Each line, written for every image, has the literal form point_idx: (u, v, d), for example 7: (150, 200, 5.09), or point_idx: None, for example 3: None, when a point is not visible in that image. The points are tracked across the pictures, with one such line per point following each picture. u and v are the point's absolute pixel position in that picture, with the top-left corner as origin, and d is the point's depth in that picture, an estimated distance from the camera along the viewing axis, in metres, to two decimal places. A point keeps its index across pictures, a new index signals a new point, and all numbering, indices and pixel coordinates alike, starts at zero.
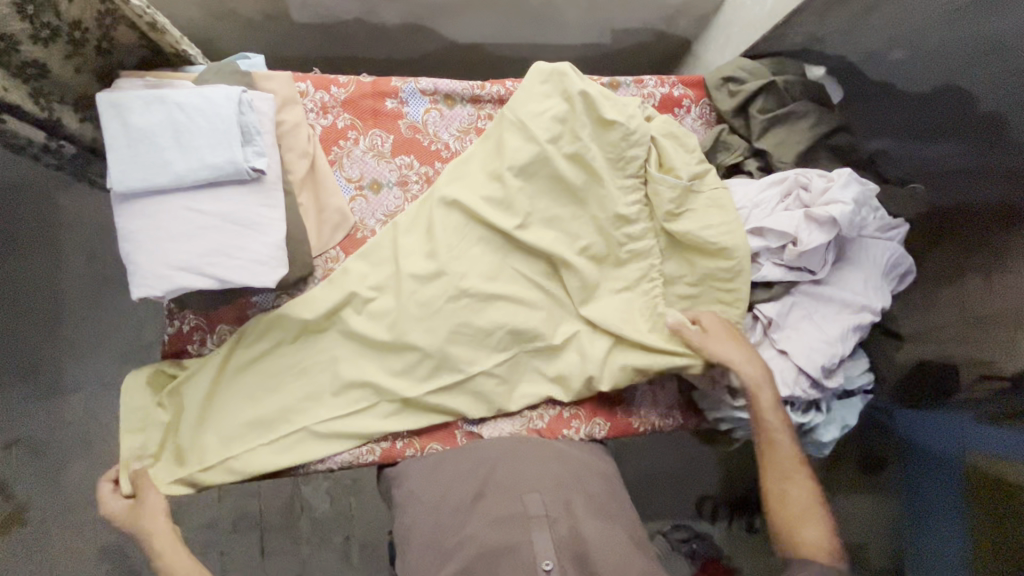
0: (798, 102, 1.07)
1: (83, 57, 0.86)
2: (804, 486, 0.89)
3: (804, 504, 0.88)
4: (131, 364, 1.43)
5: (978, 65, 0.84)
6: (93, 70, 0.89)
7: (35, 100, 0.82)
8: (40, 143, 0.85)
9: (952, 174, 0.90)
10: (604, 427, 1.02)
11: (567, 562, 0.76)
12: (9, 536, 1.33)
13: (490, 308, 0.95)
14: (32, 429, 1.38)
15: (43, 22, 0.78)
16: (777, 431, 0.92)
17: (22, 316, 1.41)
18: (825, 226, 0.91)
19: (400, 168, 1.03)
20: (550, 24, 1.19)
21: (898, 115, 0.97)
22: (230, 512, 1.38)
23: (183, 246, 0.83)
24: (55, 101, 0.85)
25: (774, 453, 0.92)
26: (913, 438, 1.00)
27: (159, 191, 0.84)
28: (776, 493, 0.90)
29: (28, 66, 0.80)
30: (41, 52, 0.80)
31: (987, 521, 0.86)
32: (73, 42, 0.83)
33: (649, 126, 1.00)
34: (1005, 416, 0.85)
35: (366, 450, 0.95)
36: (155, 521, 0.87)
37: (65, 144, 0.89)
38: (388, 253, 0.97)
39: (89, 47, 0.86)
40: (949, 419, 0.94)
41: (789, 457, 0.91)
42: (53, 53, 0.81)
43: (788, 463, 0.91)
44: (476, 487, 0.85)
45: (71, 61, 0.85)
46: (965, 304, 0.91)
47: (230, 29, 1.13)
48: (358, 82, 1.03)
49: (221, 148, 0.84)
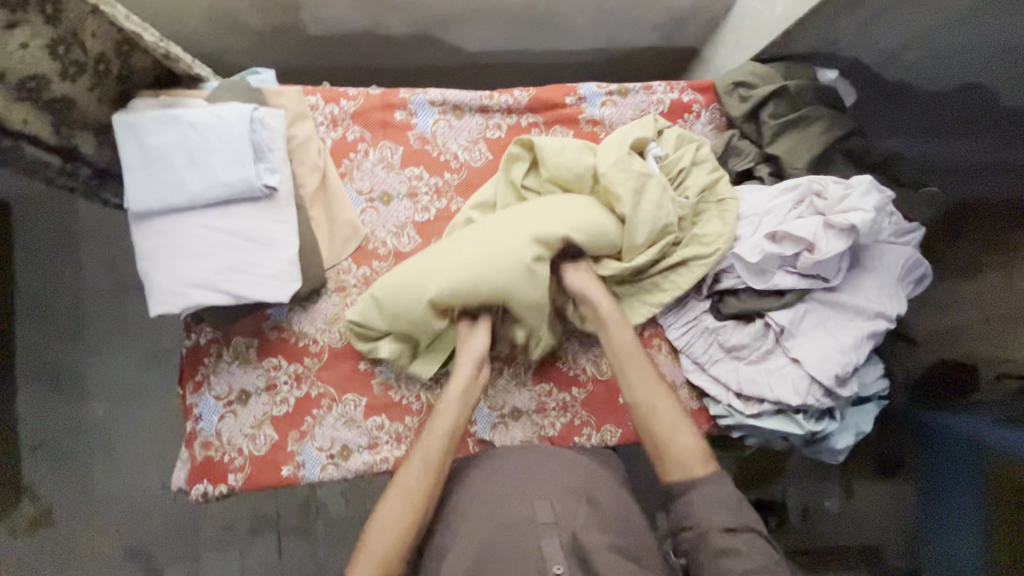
0: (810, 107, 1.06)
1: (105, 87, 0.88)
2: (670, 401, 0.90)
3: (671, 415, 0.89)
4: (150, 370, 1.46)
5: (997, 64, 0.81)
6: (113, 98, 0.91)
7: (56, 129, 0.84)
8: (57, 167, 0.87)
9: (974, 172, 0.87)
10: (528, 369, 1.05)
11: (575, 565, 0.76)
12: (37, 537, 1.38)
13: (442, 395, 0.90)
14: (57, 433, 1.42)
15: (72, 60, 0.81)
16: (633, 349, 0.92)
17: (45, 327, 1.44)
18: (845, 233, 0.90)
19: (410, 179, 1.03)
20: (559, 32, 1.19)
21: (920, 113, 0.94)
22: (249, 513, 1.41)
23: (199, 264, 0.85)
24: (76, 129, 0.87)
25: (633, 370, 0.91)
26: (925, 444, 1.00)
27: (174, 210, 0.86)
28: (642, 412, 0.89)
29: (55, 101, 0.82)
30: (68, 88, 0.83)
31: (1007, 539, 0.85)
32: (97, 74, 0.86)
33: (689, 149, 1.04)
34: (1012, 419, 0.84)
35: (381, 459, 0.97)
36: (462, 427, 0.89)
37: (81, 167, 0.90)
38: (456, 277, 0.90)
39: (111, 77, 0.88)
40: (975, 420, 0.90)
41: (648, 371, 0.92)
42: (80, 87, 0.84)
43: (649, 381, 0.91)
44: (486, 493, 0.85)
45: (95, 91, 0.87)
46: (987, 303, 0.88)
47: (243, 44, 1.14)
48: (367, 95, 1.03)
49: (233, 166, 0.86)
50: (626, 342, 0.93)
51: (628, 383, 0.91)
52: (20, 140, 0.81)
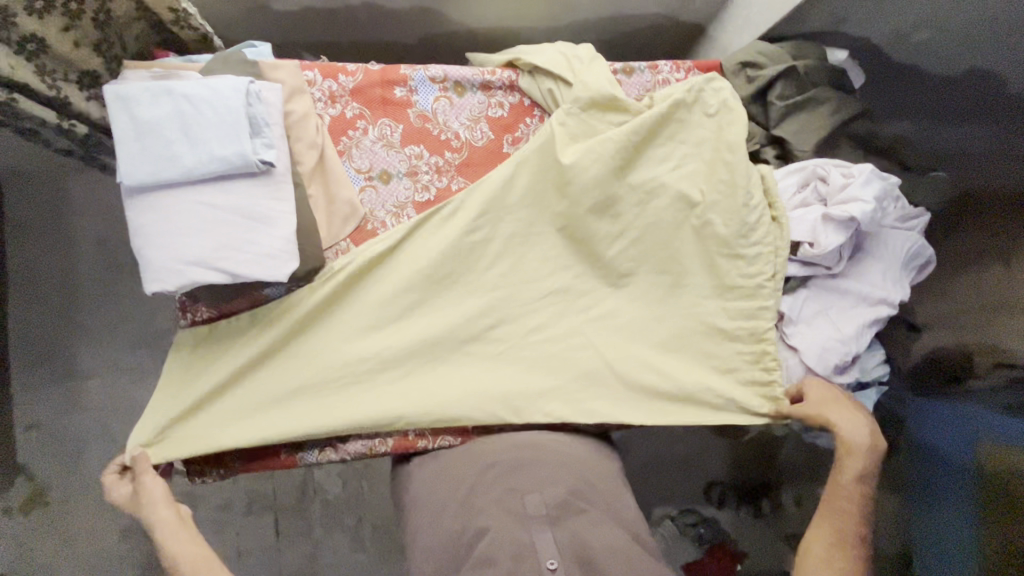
0: (819, 87, 1.08)
1: (82, 29, 0.88)
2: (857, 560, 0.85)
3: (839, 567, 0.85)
4: (145, 350, 1.46)
5: (999, 45, 0.85)
6: (93, 43, 0.91)
7: (40, 77, 0.86)
8: (53, 123, 0.91)
9: (965, 157, 0.93)
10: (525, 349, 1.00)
11: (569, 561, 0.79)
12: (31, 515, 1.38)
13: (200, 396, 0.93)
14: (50, 412, 1.41)
15: None
16: (848, 475, 0.89)
17: (37, 303, 1.43)
18: (845, 224, 0.92)
19: (410, 158, 1.02)
20: (558, 6, 1.19)
21: (930, 95, 0.97)
22: (246, 493, 1.44)
23: (193, 240, 0.84)
24: (59, 79, 0.89)
25: (836, 514, 0.88)
26: (915, 436, 1.04)
27: (166, 184, 0.85)
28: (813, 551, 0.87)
29: (28, 40, 0.83)
30: (37, 24, 0.82)
31: (993, 518, 0.89)
32: (68, 13, 0.85)
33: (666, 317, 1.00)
34: (1009, 406, 0.89)
35: (379, 441, 0.97)
36: (154, 509, 0.86)
37: (76, 124, 0.94)
38: (201, 390, 0.93)
39: (87, 18, 0.88)
40: (964, 408, 0.96)
41: (854, 493, 0.88)
42: (48, 24, 0.84)
43: (839, 509, 0.88)
44: (468, 486, 0.88)
45: (68, 33, 0.87)
46: (986, 291, 0.92)
47: (239, 15, 1.13)
48: (366, 71, 1.02)
49: (228, 141, 0.85)
50: (841, 479, 0.89)
51: (822, 515, 0.89)
52: (12, 92, 0.83)
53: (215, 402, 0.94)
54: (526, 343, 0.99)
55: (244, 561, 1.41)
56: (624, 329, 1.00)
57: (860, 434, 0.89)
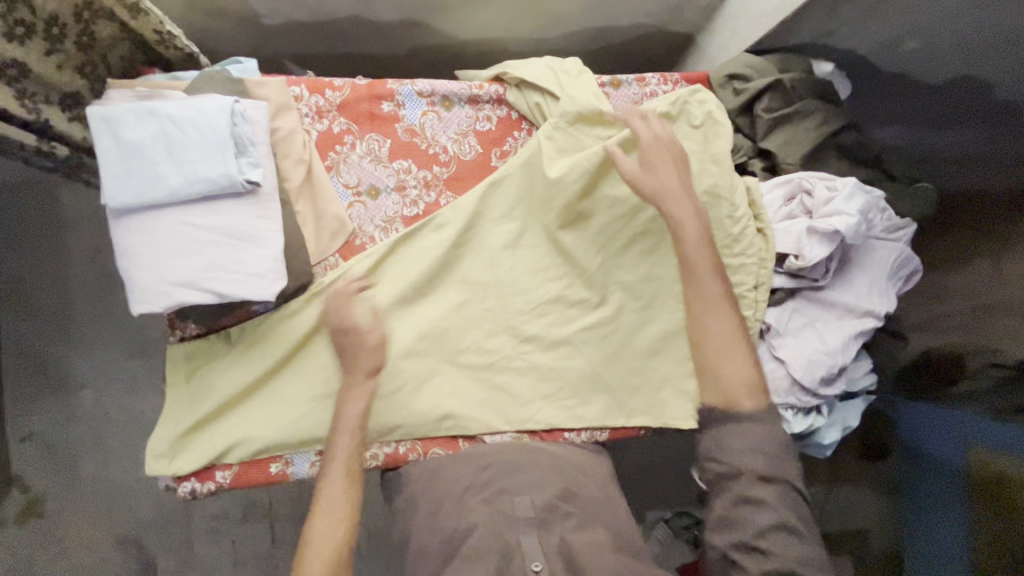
0: (805, 100, 1.07)
1: (65, 53, 0.89)
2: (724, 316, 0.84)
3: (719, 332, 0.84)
4: (137, 361, 1.46)
5: (989, 55, 0.85)
6: (76, 66, 0.92)
7: (21, 101, 0.85)
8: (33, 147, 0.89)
9: (960, 162, 0.94)
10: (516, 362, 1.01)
11: (555, 562, 0.78)
12: (25, 527, 1.38)
13: (203, 406, 0.95)
14: (44, 423, 1.41)
15: (16, 19, 0.79)
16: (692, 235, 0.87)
17: (27, 316, 1.43)
18: (829, 237, 0.92)
19: (398, 172, 1.02)
20: (547, 17, 1.19)
21: (918, 105, 0.98)
22: (241, 502, 1.44)
23: (180, 261, 0.84)
24: (40, 100, 0.88)
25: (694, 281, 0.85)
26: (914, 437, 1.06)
27: (153, 206, 0.84)
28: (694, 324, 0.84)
29: (9, 67, 0.82)
30: (20, 52, 0.82)
31: (985, 521, 0.90)
32: (50, 37, 0.85)
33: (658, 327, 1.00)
34: (1001, 412, 0.89)
35: (370, 454, 0.96)
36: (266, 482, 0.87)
37: (56, 145, 0.93)
38: (203, 400, 0.95)
39: (68, 42, 0.88)
40: (959, 413, 0.96)
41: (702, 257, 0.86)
42: (31, 50, 0.83)
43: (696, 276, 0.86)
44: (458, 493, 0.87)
45: (51, 57, 0.87)
46: (974, 290, 0.94)
47: (225, 29, 1.12)
48: (353, 85, 1.02)
49: (214, 161, 0.85)
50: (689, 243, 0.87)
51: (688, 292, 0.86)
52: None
53: (217, 413, 0.95)
54: (517, 356, 0.99)
55: (242, 566, 1.41)
56: (615, 342, 1.00)
57: (690, 210, 0.88)
